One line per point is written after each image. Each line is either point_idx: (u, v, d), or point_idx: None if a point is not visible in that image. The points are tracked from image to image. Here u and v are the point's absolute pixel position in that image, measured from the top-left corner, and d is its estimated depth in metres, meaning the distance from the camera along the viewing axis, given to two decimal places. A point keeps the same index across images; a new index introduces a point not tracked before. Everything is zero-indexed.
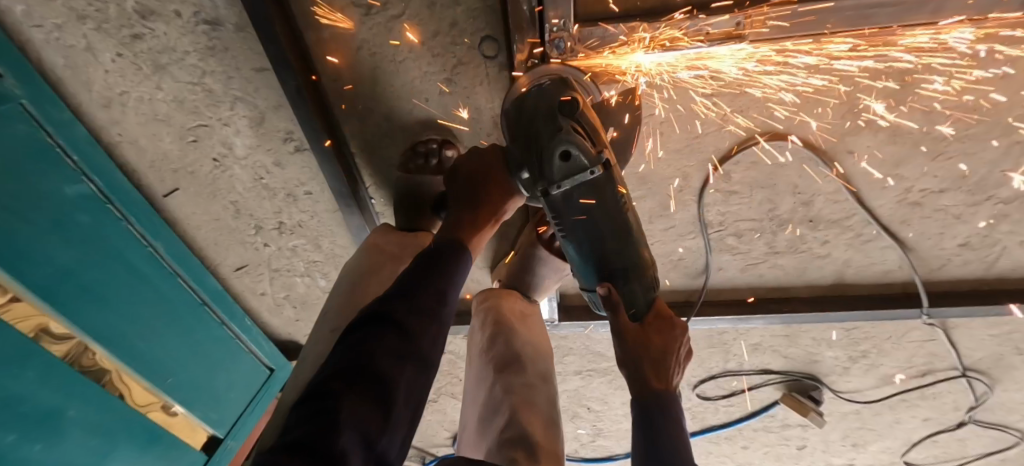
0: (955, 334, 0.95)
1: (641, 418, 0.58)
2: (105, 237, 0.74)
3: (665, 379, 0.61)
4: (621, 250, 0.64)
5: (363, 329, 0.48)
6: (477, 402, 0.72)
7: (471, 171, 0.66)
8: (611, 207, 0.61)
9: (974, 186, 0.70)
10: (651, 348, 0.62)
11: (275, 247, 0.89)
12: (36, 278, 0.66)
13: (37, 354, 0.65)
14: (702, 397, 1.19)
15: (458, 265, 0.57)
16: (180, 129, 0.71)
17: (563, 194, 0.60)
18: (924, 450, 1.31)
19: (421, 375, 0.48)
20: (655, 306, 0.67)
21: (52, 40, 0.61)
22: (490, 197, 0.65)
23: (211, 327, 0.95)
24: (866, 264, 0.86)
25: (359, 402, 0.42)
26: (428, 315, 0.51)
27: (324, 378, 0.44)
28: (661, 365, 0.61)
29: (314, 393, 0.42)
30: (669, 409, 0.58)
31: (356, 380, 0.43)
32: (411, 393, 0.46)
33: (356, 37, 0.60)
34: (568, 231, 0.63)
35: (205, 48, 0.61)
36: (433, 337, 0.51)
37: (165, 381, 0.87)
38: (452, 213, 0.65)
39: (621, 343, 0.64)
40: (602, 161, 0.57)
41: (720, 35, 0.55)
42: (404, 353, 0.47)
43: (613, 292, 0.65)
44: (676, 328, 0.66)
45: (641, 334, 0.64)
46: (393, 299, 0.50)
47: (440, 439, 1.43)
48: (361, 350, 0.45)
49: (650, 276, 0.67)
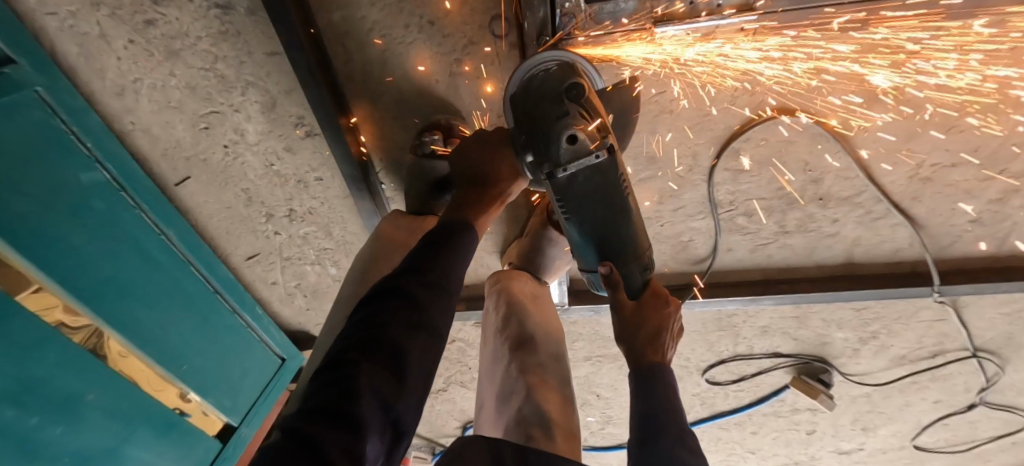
0: (966, 313, 0.95)
1: (637, 386, 0.61)
2: (121, 224, 0.76)
3: (661, 352, 0.64)
4: (622, 231, 0.65)
5: (376, 302, 0.46)
6: (492, 382, 0.73)
7: (473, 153, 0.64)
8: (613, 188, 0.61)
9: (985, 159, 0.70)
10: (647, 324, 0.65)
11: (286, 235, 0.90)
12: (53, 263, 0.67)
13: (55, 341, 0.66)
14: (711, 382, 1.20)
15: (465, 242, 0.56)
16: (192, 116, 0.71)
17: (568, 177, 0.60)
18: (934, 433, 1.31)
19: (433, 346, 0.47)
20: (650, 286, 0.70)
21: (67, 27, 0.61)
22: (501, 178, 0.64)
23: (224, 316, 0.96)
24: (875, 243, 0.86)
25: (377, 371, 0.41)
26: (437, 289, 0.49)
27: (341, 348, 0.43)
28: (657, 340, 0.64)
29: (331, 363, 0.42)
30: (665, 378, 0.61)
31: (372, 349, 0.42)
32: (425, 362, 0.45)
33: (368, 19, 0.60)
34: (572, 212, 0.64)
35: (217, 33, 0.62)
36: (443, 309, 0.49)
37: (179, 368, 0.87)
38: (459, 193, 0.65)
39: (619, 320, 0.67)
40: (606, 145, 0.58)
41: (730, 9, 0.55)
42: (417, 324, 0.45)
43: (614, 272, 0.67)
44: (671, 305, 0.69)
45: (637, 310, 0.67)
46: (406, 274, 0.49)
47: (450, 429, 1.44)
48: (373, 323, 0.44)
49: (646, 258, 0.69)
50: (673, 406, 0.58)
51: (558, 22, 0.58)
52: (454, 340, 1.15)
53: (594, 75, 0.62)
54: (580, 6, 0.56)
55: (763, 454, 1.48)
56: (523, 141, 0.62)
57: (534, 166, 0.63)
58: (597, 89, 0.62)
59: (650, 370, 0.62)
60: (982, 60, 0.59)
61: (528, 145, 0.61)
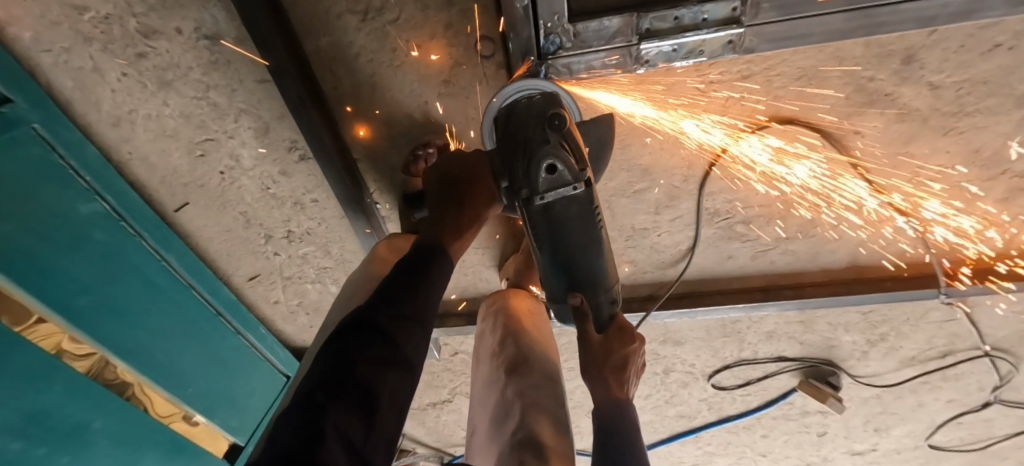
0: (977, 313, 0.93)
1: (599, 416, 0.67)
2: (120, 254, 0.76)
3: (625, 388, 0.70)
4: (592, 262, 0.66)
5: (348, 337, 0.46)
6: (487, 406, 0.72)
7: (450, 169, 0.65)
8: (588, 221, 0.61)
9: (987, 160, 0.69)
10: (614, 359, 0.70)
11: (285, 255, 0.90)
12: (52, 295, 0.68)
13: (63, 371, 0.68)
14: (718, 388, 1.18)
15: (440, 267, 0.56)
16: (188, 144, 0.72)
17: (545, 205, 0.59)
18: (948, 432, 1.29)
19: (407, 381, 0.47)
20: (617, 319, 0.73)
21: (61, 63, 0.61)
22: (475, 201, 0.64)
23: (227, 337, 0.97)
24: (881, 245, 0.84)
25: (344, 413, 0.40)
26: (412, 321, 0.49)
27: (310, 388, 0.42)
28: (622, 376, 0.70)
29: (298, 406, 0.41)
30: (626, 410, 0.67)
31: (341, 389, 0.42)
32: (397, 397, 0.45)
33: (354, 44, 0.61)
34: (545, 241, 0.64)
35: (208, 63, 0.62)
36: (418, 342, 0.49)
37: (184, 391, 0.89)
38: (437, 211, 0.64)
39: (585, 349, 0.72)
40: (585, 178, 0.57)
41: (716, 23, 0.54)
42: (388, 360, 0.45)
43: (583, 304, 0.70)
44: (638, 340, 0.72)
45: (605, 344, 0.71)
46: (378, 307, 0.49)
47: (457, 438, 1.45)
48: (342, 360, 0.44)
49: (615, 289, 0.71)
50: (635, 437, 0.64)
51: (543, 42, 0.58)
52: (457, 352, 1.15)
53: (570, 103, 0.64)
54: (564, 25, 0.56)
55: (773, 457, 1.46)
56: (502, 164, 0.62)
57: (512, 188, 0.62)
58: (577, 121, 0.64)
59: (610, 408, 0.67)
60: (980, 63, 0.58)
61: (507, 167, 0.61)
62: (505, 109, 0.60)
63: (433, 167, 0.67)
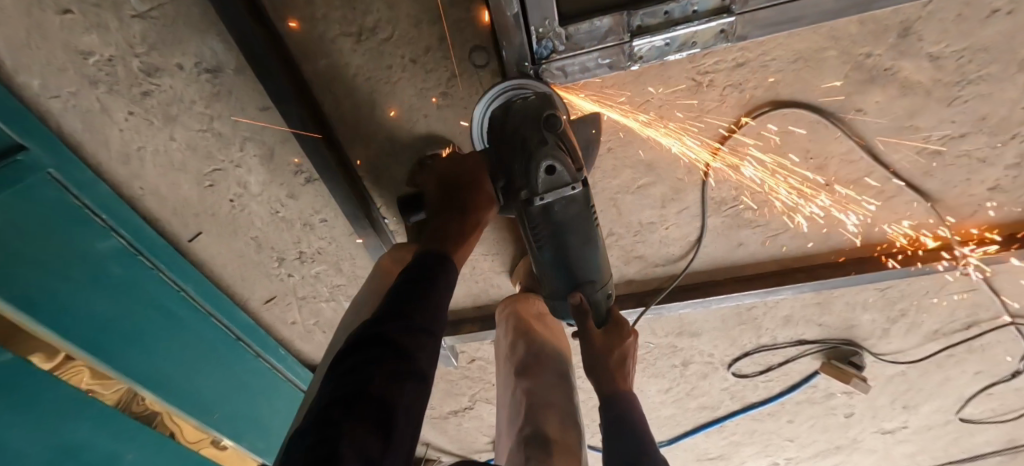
0: (999, 282, 0.91)
1: (607, 417, 0.67)
2: (141, 287, 0.79)
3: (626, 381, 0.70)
4: (593, 257, 0.67)
5: (359, 353, 0.46)
6: (505, 407, 0.73)
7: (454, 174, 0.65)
8: (586, 219, 0.64)
9: (996, 125, 0.68)
10: (613, 353, 0.70)
11: (299, 276, 0.91)
12: (77, 333, 0.72)
13: (91, 406, 0.74)
14: (739, 376, 1.18)
15: (446, 275, 0.56)
16: (196, 175, 0.73)
17: (544, 206, 0.62)
18: (979, 405, 1.26)
19: (420, 393, 0.46)
20: (614, 315, 0.73)
21: (70, 107, 0.63)
22: (476, 207, 0.65)
23: (247, 360, 0.98)
24: (893, 221, 0.83)
25: (360, 428, 0.39)
26: (421, 332, 0.49)
27: (325, 406, 0.42)
28: (621, 370, 0.70)
29: (314, 423, 0.41)
30: (627, 405, 0.67)
31: (355, 404, 0.41)
32: (412, 410, 0.45)
33: (351, 64, 0.62)
34: (547, 239, 0.65)
35: (211, 95, 0.63)
36: (430, 352, 0.50)
37: (212, 416, 0.93)
38: (437, 220, 0.63)
39: (587, 347, 0.71)
40: (582, 177, 0.60)
41: (708, 13, 0.54)
42: (401, 373, 0.45)
43: (582, 301, 0.70)
44: (633, 334, 0.73)
45: (605, 339, 0.71)
46: (388, 321, 0.49)
47: (481, 444, 1.45)
48: (356, 377, 0.44)
49: (609, 284, 0.72)
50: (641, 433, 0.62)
51: (535, 47, 0.59)
52: (474, 359, 1.16)
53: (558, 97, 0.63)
54: (555, 29, 0.56)
55: (801, 441, 1.44)
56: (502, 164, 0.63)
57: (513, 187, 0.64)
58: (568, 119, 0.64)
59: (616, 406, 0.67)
60: (979, 29, 0.57)
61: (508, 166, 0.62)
62: (500, 111, 0.59)
63: (433, 175, 0.67)
